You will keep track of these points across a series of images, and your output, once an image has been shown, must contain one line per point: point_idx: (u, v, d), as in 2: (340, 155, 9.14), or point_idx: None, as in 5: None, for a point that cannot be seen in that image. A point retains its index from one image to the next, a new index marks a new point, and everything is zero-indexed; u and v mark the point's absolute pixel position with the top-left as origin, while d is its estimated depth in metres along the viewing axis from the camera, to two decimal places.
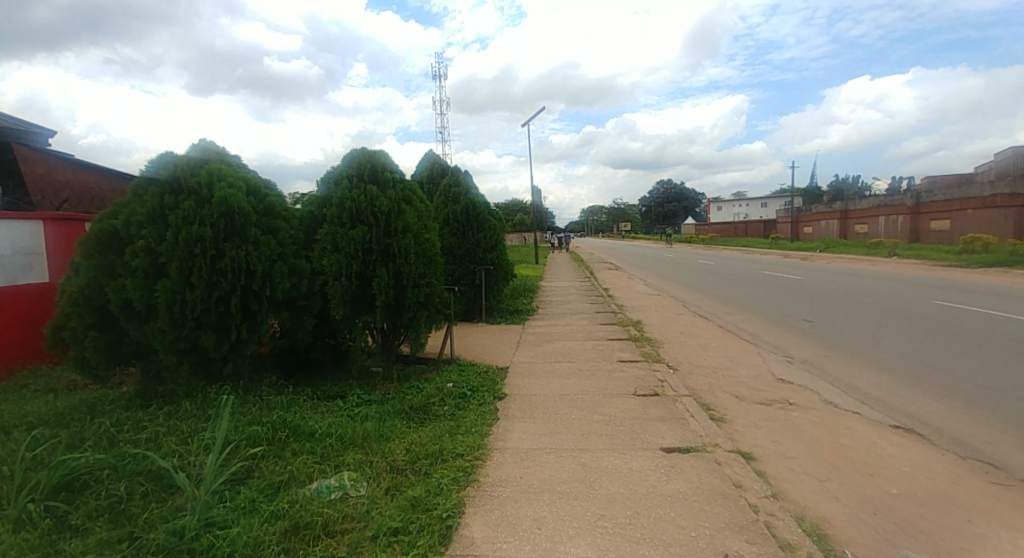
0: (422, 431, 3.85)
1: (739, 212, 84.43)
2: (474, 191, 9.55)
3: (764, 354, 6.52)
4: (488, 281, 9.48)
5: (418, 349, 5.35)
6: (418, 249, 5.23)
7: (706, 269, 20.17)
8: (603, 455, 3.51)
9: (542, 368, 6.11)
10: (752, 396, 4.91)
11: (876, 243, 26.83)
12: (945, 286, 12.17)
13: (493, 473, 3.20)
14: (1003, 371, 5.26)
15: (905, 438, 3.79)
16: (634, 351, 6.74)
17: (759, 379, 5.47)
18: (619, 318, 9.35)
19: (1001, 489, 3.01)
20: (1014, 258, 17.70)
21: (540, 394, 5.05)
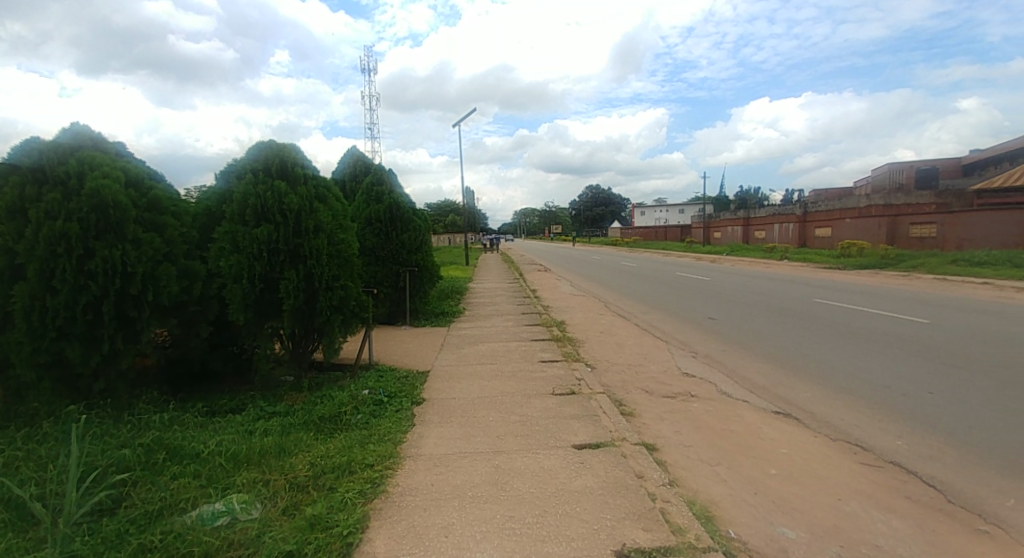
0: (330, 443, 3.67)
1: (655, 218, 89.27)
2: (398, 190, 9.29)
3: (673, 351, 6.90)
4: (413, 282, 9.26)
5: (331, 355, 5.10)
6: (332, 249, 5.00)
7: (626, 270, 21.11)
8: (517, 456, 3.53)
9: (463, 370, 6.06)
10: (660, 391, 5.17)
11: (772, 248, 29.42)
12: (827, 287, 13.55)
13: (404, 483, 3.10)
14: (867, 362, 5.95)
15: (789, 423, 4.15)
16: (555, 352, 6.87)
17: (667, 374, 5.77)
18: (542, 319, 9.50)
19: (861, 467, 3.38)
20: (881, 261, 20.13)
21: (459, 398, 4.99)
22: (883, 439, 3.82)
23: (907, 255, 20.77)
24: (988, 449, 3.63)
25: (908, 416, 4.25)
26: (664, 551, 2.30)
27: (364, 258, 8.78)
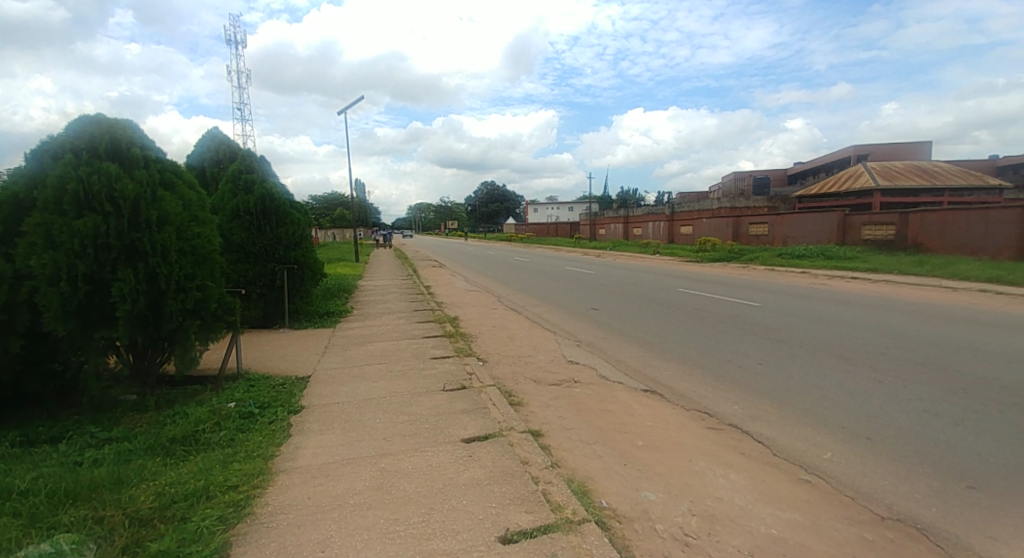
0: (184, 467, 3.32)
1: (544, 215, 92.59)
2: (272, 180, 8.58)
3: (559, 341, 7.22)
4: (290, 282, 8.65)
5: (187, 367, 4.63)
6: (182, 244, 4.49)
7: (515, 266, 21.63)
8: (403, 456, 3.46)
9: (348, 373, 5.80)
10: (547, 379, 5.39)
11: (646, 244, 31.96)
12: (691, 278, 15.07)
13: (276, 501, 2.89)
14: (719, 341, 6.72)
15: (656, 399, 4.56)
16: (446, 348, 6.84)
17: (553, 363, 6.04)
18: (434, 315, 9.40)
19: (712, 432, 3.83)
20: (732, 255, 22.83)
21: (343, 402, 4.77)
22: (730, 407, 4.36)
23: (752, 250, 23.78)
24: (807, 410, 4.31)
25: (749, 386, 4.90)
26: (544, 529, 2.41)
27: (232, 255, 8.01)
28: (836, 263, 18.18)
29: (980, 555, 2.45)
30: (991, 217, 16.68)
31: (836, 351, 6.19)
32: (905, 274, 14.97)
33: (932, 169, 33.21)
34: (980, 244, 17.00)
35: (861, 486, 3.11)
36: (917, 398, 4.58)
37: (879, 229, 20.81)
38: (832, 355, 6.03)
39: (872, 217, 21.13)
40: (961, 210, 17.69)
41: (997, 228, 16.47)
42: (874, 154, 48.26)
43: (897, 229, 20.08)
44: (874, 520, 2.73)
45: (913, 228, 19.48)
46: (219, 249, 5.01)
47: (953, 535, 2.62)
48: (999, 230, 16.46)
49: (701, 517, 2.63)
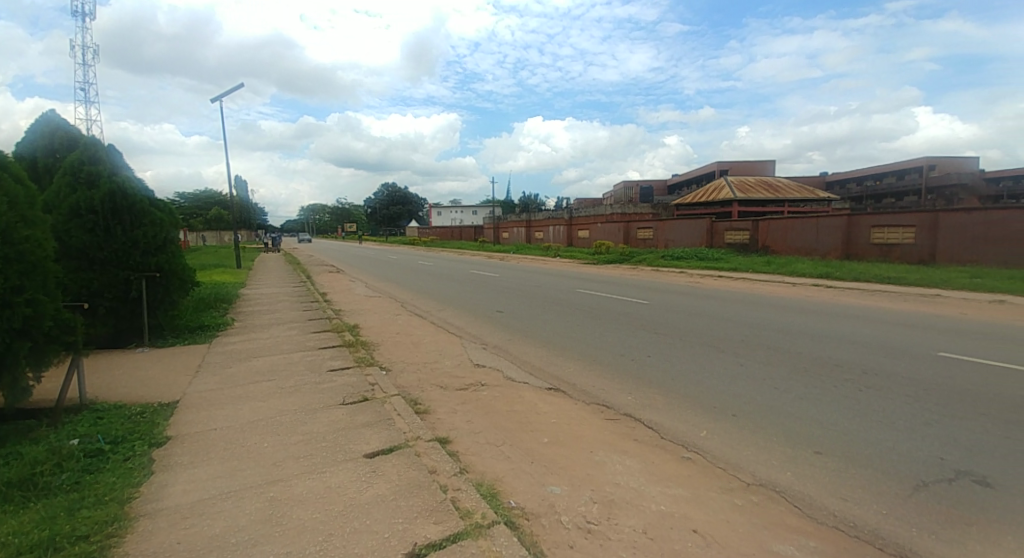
0: (16, 519, 2.82)
1: (449, 219, 92.16)
2: (124, 172, 7.53)
3: (464, 344, 7.25)
4: (151, 291, 7.76)
5: (18, 399, 4.04)
6: (8, 251, 3.86)
7: (417, 270, 21.24)
8: (296, 482, 3.24)
9: (233, 393, 5.32)
10: (453, 384, 5.37)
11: (547, 248, 33.07)
12: (588, 279, 15.86)
13: (143, 548, 2.56)
14: (614, 336, 7.17)
15: (556, 396, 4.75)
16: (345, 358, 6.55)
17: (459, 367, 6.03)
18: (331, 324, 8.96)
19: (610, 422, 4.08)
20: (624, 257, 24.36)
21: (227, 426, 4.36)
22: (623, 397, 4.67)
23: (640, 252, 25.60)
24: (687, 394, 4.75)
25: (639, 376, 5.28)
26: (453, 539, 2.41)
27: (74, 262, 7.00)
28: (709, 263, 20.14)
29: (825, 509, 2.88)
30: (822, 224, 19.78)
31: (711, 340, 6.89)
32: (766, 271, 17.02)
33: (782, 182, 38.40)
34: (813, 245, 20.07)
35: (733, 458, 3.50)
36: (773, 378, 5.25)
37: (739, 234, 23.35)
38: (707, 344, 6.71)
39: (732, 223, 23.67)
40: (797, 220, 20.66)
41: (827, 233, 19.54)
42: (736, 167, 54.67)
43: (751, 234, 22.81)
44: (743, 486, 3.11)
45: (763, 235, 22.28)
46: (54, 256, 4.37)
47: (803, 493, 3.05)
48: (827, 235, 19.54)
49: (602, 503, 2.79)
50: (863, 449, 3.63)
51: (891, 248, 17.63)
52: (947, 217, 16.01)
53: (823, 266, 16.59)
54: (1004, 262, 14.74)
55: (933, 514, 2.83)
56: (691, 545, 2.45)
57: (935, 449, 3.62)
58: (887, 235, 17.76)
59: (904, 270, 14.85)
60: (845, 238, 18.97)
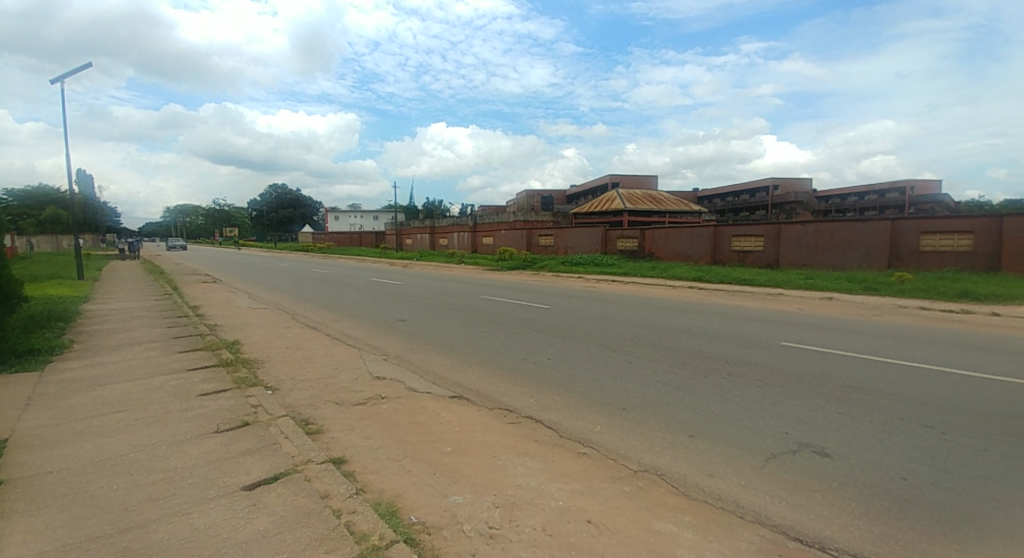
0: None
1: (349, 224, 88.43)
2: None
3: (363, 356, 7.00)
4: None
5: None
6: None
7: (310, 279, 20.03)
8: (158, 526, 2.86)
9: (82, 427, 4.62)
10: (350, 398, 5.14)
11: (450, 254, 32.93)
12: (492, 285, 16.05)
13: None
14: (517, 341, 7.38)
15: (459, 404, 4.78)
16: (222, 382, 5.93)
17: (357, 381, 5.79)
18: (205, 342, 8.12)
19: (512, 426, 4.20)
20: (526, 264, 24.93)
21: (76, 466, 3.79)
22: (524, 400, 4.84)
23: (541, 259, 26.40)
24: (583, 392, 5.04)
25: (539, 379, 5.50)
26: None
27: None
28: (604, 269, 21.26)
29: (697, 486, 3.26)
30: (695, 233, 21.91)
31: (604, 341, 7.34)
32: (653, 275, 18.39)
33: (666, 195, 41.98)
34: (688, 251, 22.20)
35: (623, 448, 3.80)
36: (658, 372, 5.76)
37: (629, 242, 25.03)
38: (601, 344, 7.14)
39: (624, 231, 25.30)
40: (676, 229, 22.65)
41: (699, 240, 21.73)
42: (627, 179, 58.87)
43: (639, 242, 24.56)
44: (631, 474, 3.40)
45: (649, 243, 24.11)
46: None
47: (680, 474, 3.41)
48: (699, 243, 21.75)
49: (503, 507, 2.89)
50: (730, 430, 4.12)
51: (746, 255, 20.13)
52: (787, 229, 18.90)
53: (699, 271, 18.32)
54: (829, 264, 17.74)
55: (783, 482, 3.31)
56: (585, 535, 2.63)
57: (784, 425, 4.22)
58: (744, 243, 20.29)
59: (760, 273, 16.97)
60: (711, 246, 21.25)
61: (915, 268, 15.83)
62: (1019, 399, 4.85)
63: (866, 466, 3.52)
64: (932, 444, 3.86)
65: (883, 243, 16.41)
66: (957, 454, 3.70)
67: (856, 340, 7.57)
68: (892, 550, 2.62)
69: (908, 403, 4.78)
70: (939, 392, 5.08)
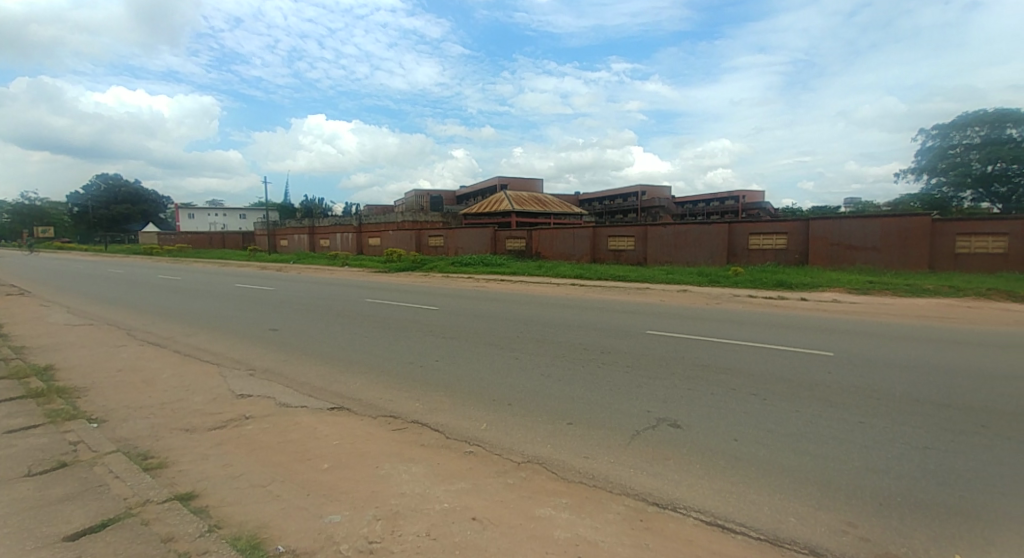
0: None
1: (214, 224, 79.85)
2: None
3: (225, 372, 6.31)
4: None
5: None
6: None
7: (160, 287, 17.63)
8: None
9: None
10: (204, 423, 4.60)
11: (332, 256, 31.20)
12: (376, 288, 15.47)
13: None
14: (402, 344, 7.21)
15: (338, 416, 4.55)
16: (28, 416, 4.91)
17: (214, 401, 5.20)
18: (8, 370, 6.71)
19: (396, 432, 4.10)
20: (413, 265, 24.41)
21: None
22: (409, 404, 4.74)
23: (429, 260, 26.06)
24: (467, 391, 5.08)
25: (423, 382, 5.42)
26: None
27: None
28: (492, 269, 21.57)
29: (574, 469, 3.46)
30: (577, 233, 23.15)
31: (490, 339, 7.45)
32: (537, 274, 19.02)
33: (549, 197, 44.04)
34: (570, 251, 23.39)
35: (506, 442, 3.90)
36: (541, 366, 5.99)
37: (517, 242, 25.70)
38: (487, 342, 7.25)
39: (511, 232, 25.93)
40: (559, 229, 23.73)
41: (580, 240, 23.01)
42: (513, 181, 60.67)
43: (527, 242, 25.32)
44: (515, 466, 3.50)
45: (536, 244, 24.96)
46: None
47: (560, 460, 3.59)
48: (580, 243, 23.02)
49: (384, 518, 2.81)
50: (602, 414, 4.42)
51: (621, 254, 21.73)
52: (653, 230, 20.73)
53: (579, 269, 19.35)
54: (687, 261, 19.72)
55: (647, 456, 3.64)
56: (469, 533, 2.66)
57: (648, 404, 4.63)
58: (619, 242, 21.88)
59: (633, 270, 18.38)
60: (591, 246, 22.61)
61: (746, 263, 18.51)
62: (825, 367, 5.84)
63: (713, 433, 4.00)
64: (763, 409, 4.50)
65: (724, 241, 18.91)
66: (780, 416, 4.36)
67: (709, 326, 8.54)
68: (730, 505, 3.03)
69: (749, 376, 5.50)
70: (769, 365, 5.94)
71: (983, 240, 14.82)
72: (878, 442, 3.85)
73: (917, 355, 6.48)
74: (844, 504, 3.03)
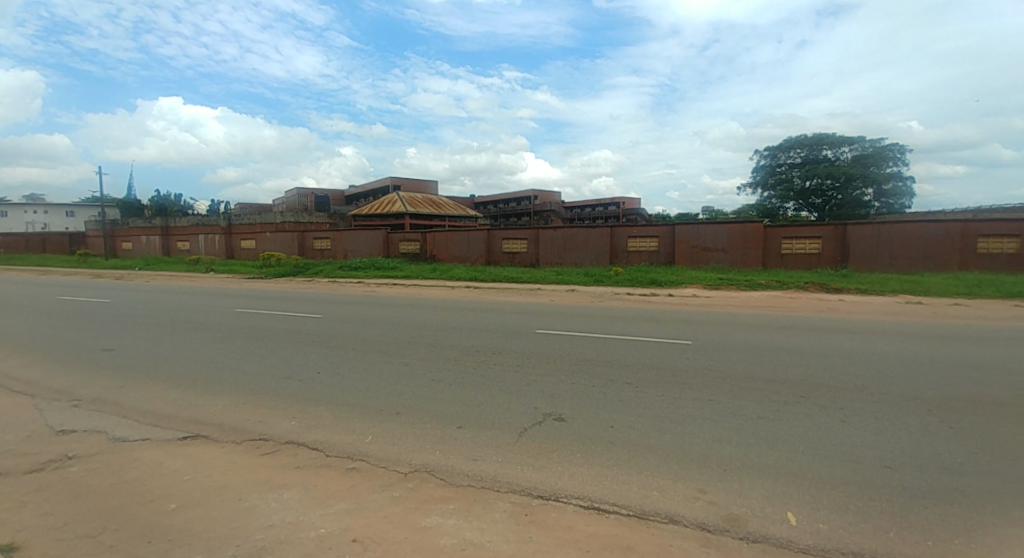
0: None
1: (42, 225, 67.87)
2: None
3: (45, 404, 5.30)
4: None
5: None
6: None
7: None
8: None
9: None
10: (14, 468, 3.82)
11: (194, 261, 28.02)
12: (249, 296, 14.14)
13: None
14: (275, 358, 6.64)
15: (194, 446, 4.03)
16: None
17: (29, 440, 4.34)
18: None
19: (265, 458, 3.74)
20: (293, 270, 22.77)
21: None
22: (281, 424, 4.36)
23: (311, 264, 24.48)
24: (348, 404, 4.80)
25: (300, 398, 5.03)
26: None
27: None
28: (382, 273, 20.87)
29: (460, 472, 3.42)
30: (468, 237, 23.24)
31: (378, 347, 7.15)
32: (429, 278, 18.76)
33: (439, 198, 43.84)
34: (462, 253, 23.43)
35: (390, 454, 3.74)
36: (430, 370, 5.87)
37: (410, 245, 25.13)
38: (373, 350, 6.95)
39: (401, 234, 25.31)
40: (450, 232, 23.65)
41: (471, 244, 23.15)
42: (402, 182, 59.49)
43: (420, 245, 24.86)
44: (401, 477, 3.37)
45: (429, 246, 24.60)
46: None
47: (447, 465, 3.52)
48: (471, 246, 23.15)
49: None
50: (490, 414, 4.43)
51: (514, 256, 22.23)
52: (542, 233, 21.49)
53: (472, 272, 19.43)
54: (575, 262, 20.71)
55: (531, 451, 3.72)
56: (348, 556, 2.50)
57: (535, 400, 4.74)
58: (510, 245, 22.37)
59: (523, 272, 18.88)
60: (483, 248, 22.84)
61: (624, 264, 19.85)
62: (687, 355, 6.43)
63: (592, 423, 4.19)
64: (637, 396, 4.82)
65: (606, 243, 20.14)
66: (651, 401, 4.70)
67: (589, 322, 9.02)
68: (605, 487, 3.19)
69: (624, 367, 5.88)
70: (643, 356, 6.39)
71: (803, 242, 17.45)
72: (726, 417, 4.31)
73: (760, 340, 7.41)
74: (702, 474, 3.34)
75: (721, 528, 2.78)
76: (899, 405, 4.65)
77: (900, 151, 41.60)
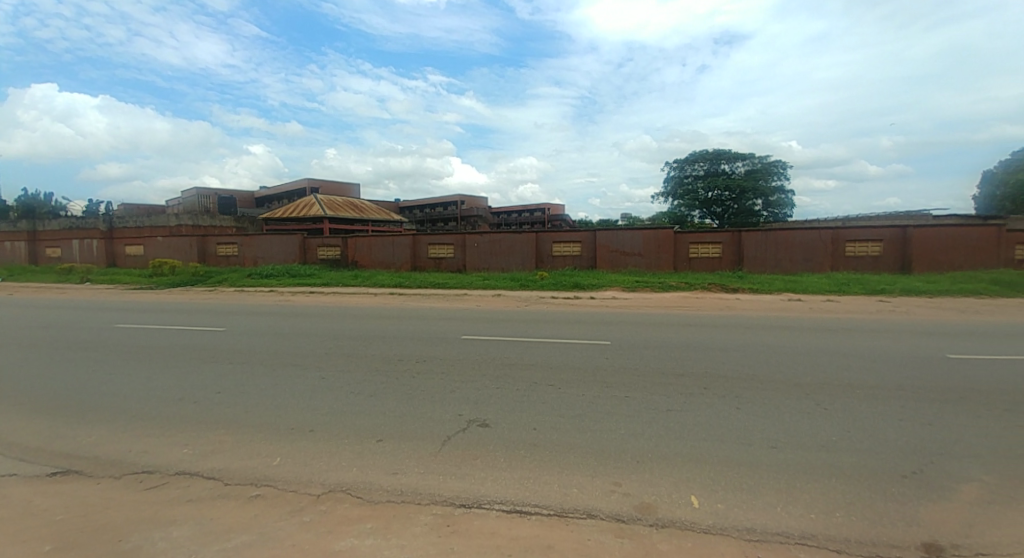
0: None
1: None
2: None
3: None
4: None
5: None
6: None
7: None
8: None
9: None
10: None
11: (70, 270, 24.94)
12: (139, 308, 12.79)
13: None
14: (168, 378, 6.04)
15: (65, 483, 3.55)
16: None
17: None
18: None
19: (154, 492, 3.37)
20: (193, 279, 20.96)
21: None
22: (174, 453, 3.96)
23: (214, 272, 22.68)
24: (256, 424, 4.47)
25: (199, 420, 4.61)
26: None
27: None
28: (296, 280, 19.77)
29: (377, 488, 3.28)
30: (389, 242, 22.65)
31: (288, 360, 6.74)
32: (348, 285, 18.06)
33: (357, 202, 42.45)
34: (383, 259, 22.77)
35: (301, 475, 3.51)
36: (347, 383, 5.61)
37: (328, 250, 24.05)
38: (284, 363, 6.54)
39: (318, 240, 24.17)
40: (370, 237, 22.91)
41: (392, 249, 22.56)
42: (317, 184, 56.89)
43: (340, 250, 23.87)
44: (313, 500, 3.17)
45: (348, 251, 23.69)
46: None
47: (364, 482, 3.37)
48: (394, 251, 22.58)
49: None
50: (410, 425, 4.31)
51: (441, 261, 21.97)
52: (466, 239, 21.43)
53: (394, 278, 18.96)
54: (500, 266, 20.85)
55: (454, 459, 3.65)
56: None
57: (458, 407, 4.68)
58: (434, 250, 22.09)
59: (446, 278, 18.69)
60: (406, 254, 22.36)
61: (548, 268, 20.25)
62: (604, 355, 6.65)
63: (515, 427, 4.20)
64: (558, 397, 4.90)
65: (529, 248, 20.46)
66: (572, 401, 4.80)
67: (509, 326, 9.08)
68: (526, 489, 3.20)
69: (545, 369, 5.96)
70: (563, 357, 6.52)
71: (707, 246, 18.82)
72: (639, 412, 4.49)
73: (669, 337, 7.83)
74: (619, 468, 3.45)
75: (634, 517, 2.87)
76: (788, 391, 5.11)
77: (785, 165, 46.23)
